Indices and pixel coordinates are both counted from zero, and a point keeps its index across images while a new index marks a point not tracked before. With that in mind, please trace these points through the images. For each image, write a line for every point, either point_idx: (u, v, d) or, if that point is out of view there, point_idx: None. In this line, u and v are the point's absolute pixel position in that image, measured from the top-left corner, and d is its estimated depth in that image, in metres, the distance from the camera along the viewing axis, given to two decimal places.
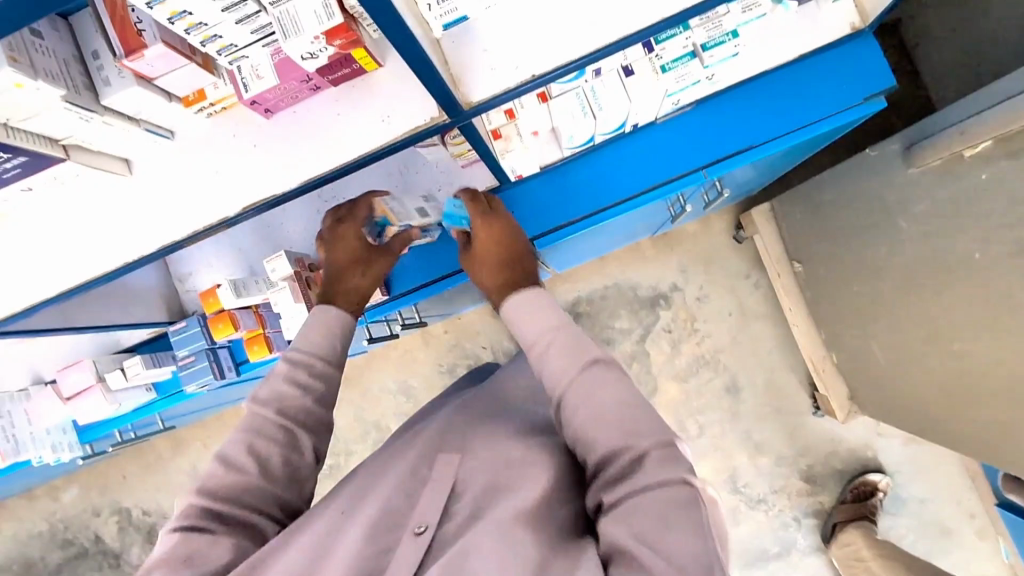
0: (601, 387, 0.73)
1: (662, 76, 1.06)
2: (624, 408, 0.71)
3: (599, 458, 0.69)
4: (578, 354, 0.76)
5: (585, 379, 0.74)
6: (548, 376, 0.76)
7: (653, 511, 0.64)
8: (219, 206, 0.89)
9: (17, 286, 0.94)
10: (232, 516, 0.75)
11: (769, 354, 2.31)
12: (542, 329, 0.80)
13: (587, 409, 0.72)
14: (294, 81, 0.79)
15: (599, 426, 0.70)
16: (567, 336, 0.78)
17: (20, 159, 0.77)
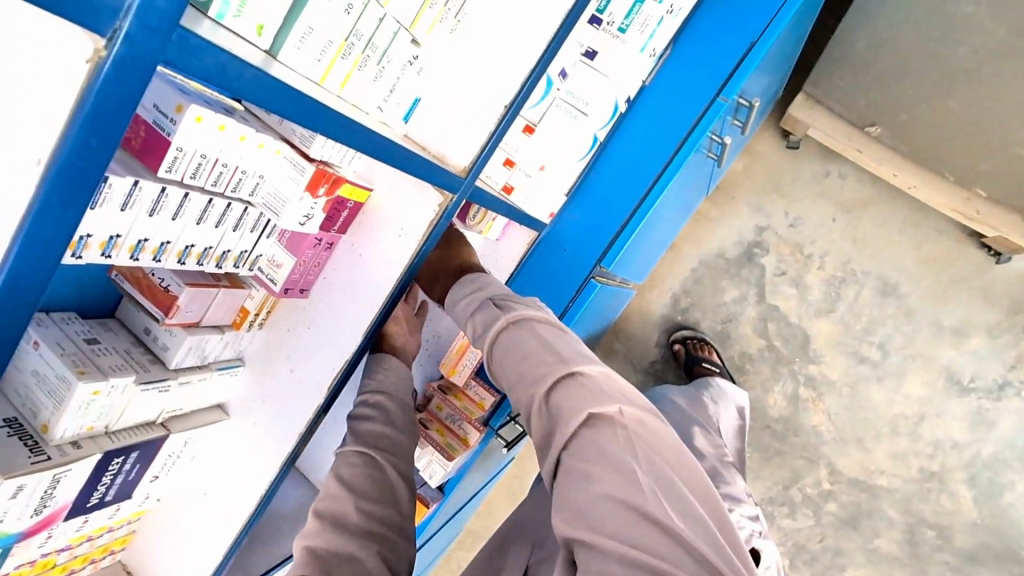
0: (511, 343, 0.70)
1: (625, 37, 1.00)
2: (526, 356, 0.68)
3: (524, 420, 0.67)
4: (493, 322, 0.74)
5: (498, 345, 0.72)
6: (477, 348, 0.76)
7: (577, 464, 0.58)
8: (310, 396, 0.88)
9: (194, 562, 0.97)
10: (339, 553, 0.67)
11: (903, 233, 2.01)
12: (468, 314, 0.79)
13: (502, 370, 0.70)
14: (309, 249, 0.79)
15: (515, 385, 0.67)
16: (522, 348, 0.69)
17: (134, 457, 0.78)
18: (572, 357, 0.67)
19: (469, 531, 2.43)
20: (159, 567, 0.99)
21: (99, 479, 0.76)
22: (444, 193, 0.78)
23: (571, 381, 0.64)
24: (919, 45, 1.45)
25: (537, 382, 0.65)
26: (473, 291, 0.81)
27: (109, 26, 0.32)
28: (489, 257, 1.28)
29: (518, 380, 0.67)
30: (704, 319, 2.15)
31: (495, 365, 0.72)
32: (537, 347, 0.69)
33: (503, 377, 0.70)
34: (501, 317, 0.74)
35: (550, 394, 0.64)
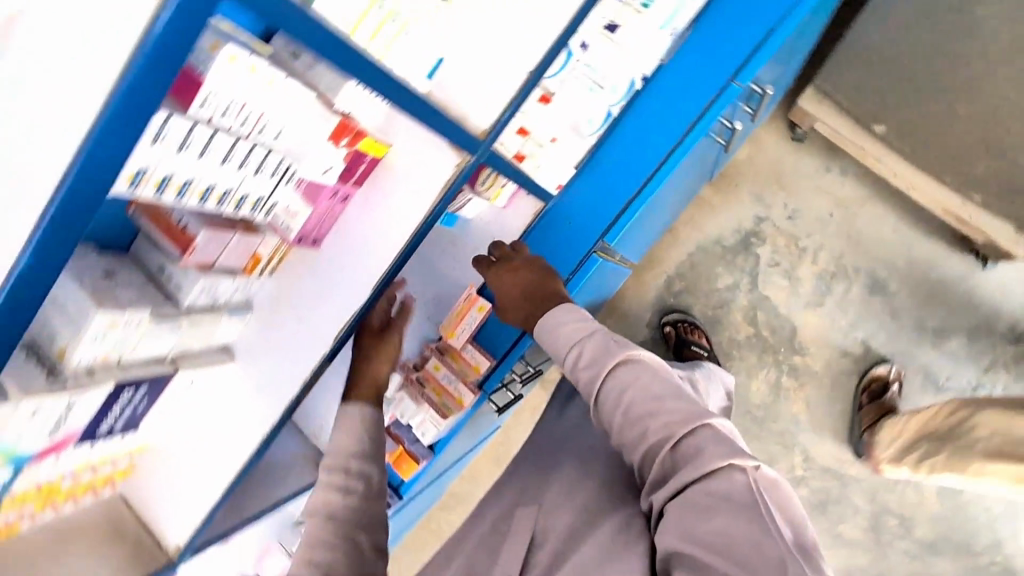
0: (632, 382, 0.79)
1: (647, 12, 1.00)
2: (654, 398, 0.76)
3: (641, 455, 0.76)
4: (608, 355, 0.82)
5: (616, 378, 0.80)
6: (583, 381, 0.83)
7: (699, 500, 0.68)
8: (315, 344, 0.91)
9: (189, 499, 0.99)
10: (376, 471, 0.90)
11: (896, 234, 2.06)
12: (567, 345, 0.86)
13: (623, 404, 0.78)
14: (324, 199, 0.82)
15: (637, 424, 0.76)
16: (643, 387, 0.78)
17: (143, 390, 0.80)
18: (696, 406, 0.75)
19: (450, 494, 2.50)
20: (157, 501, 1.02)
21: (110, 408, 0.78)
22: (462, 154, 0.79)
23: (702, 429, 0.73)
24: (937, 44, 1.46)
25: (670, 426, 0.73)
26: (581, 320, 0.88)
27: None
28: (496, 223, 1.26)
29: (641, 416, 0.76)
30: (697, 304, 2.19)
31: (610, 398, 0.79)
32: (658, 390, 0.77)
33: (620, 409, 0.78)
34: (619, 351, 0.82)
35: (680, 438, 0.73)
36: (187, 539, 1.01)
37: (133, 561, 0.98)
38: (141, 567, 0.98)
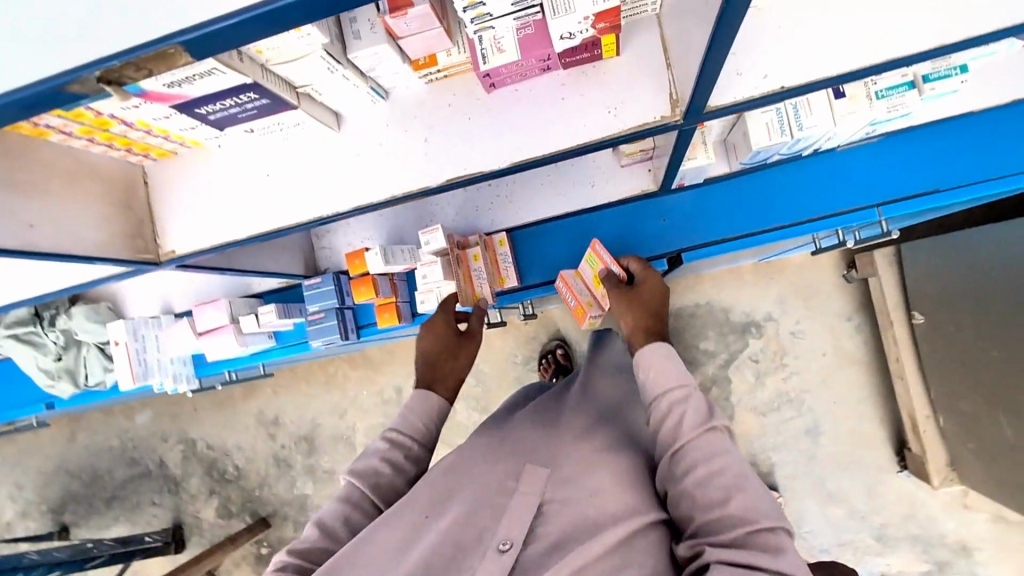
0: (719, 450, 0.76)
1: (876, 104, 1.00)
2: (738, 480, 0.73)
3: (713, 515, 0.71)
4: (704, 419, 0.79)
5: (703, 444, 0.76)
6: (671, 423, 0.80)
7: None
8: (422, 172, 0.87)
9: (209, 223, 0.91)
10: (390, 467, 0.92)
11: (859, 402, 2.18)
12: (674, 383, 0.83)
13: (694, 472, 0.74)
14: (535, 58, 0.77)
15: (718, 490, 0.72)
16: (733, 462, 0.75)
17: (262, 102, 0.74)
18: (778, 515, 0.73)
19: (365, 355, 2.57)
20: (173, 200, 0.93)
21: (225, 98, 0.71)
22: (676, 111, 0.78)
23: (783, 533, 0.70)
24: None
25: (755, 511, 0.70)
26: (681, 372, 0.84)
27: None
28: (604, 173, 1.28)
29: (733, 490, 0.72)
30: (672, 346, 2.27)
31: (683, 464, 0.76)
32: (744, 472, 0.74)
33: (706, 473, 0.73)
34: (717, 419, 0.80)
35: (761, 530, 0.69)
36: (188, 253, 0.92)
37: (127, 238, 0.89)
38: (131, 247, 0.90)
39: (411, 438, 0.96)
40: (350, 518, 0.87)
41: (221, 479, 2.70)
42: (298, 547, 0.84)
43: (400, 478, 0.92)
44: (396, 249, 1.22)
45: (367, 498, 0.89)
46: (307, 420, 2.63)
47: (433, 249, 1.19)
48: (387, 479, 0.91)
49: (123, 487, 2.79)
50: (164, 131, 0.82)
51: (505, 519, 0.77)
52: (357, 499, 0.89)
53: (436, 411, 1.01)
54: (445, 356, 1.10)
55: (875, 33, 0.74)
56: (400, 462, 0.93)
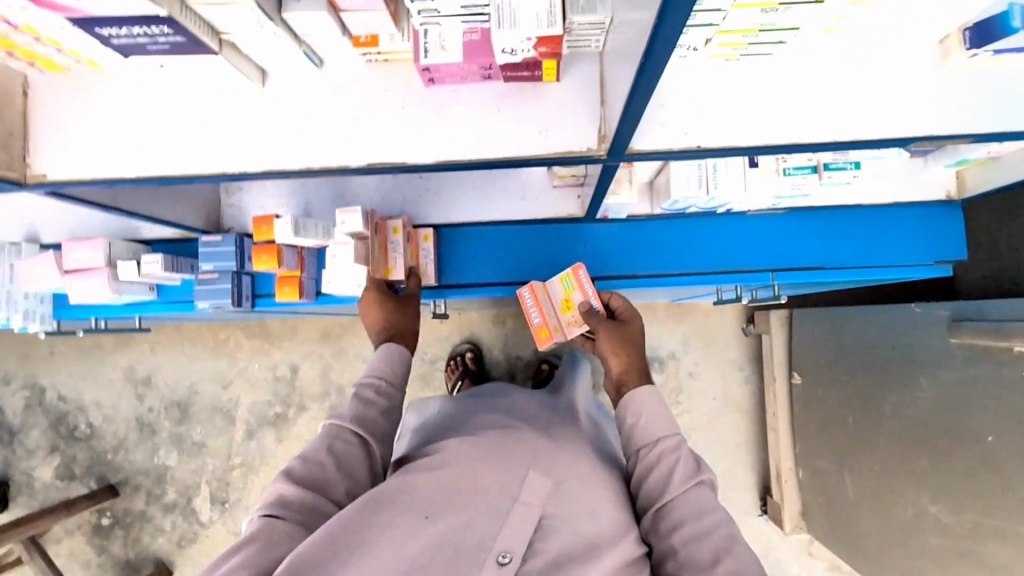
0: (704, 502, 0.84)
1: (782, 178, 1.13)
2: (727, 543, 0.78)
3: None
4: (692, 471, 0.87)
5: (694, 496, 0.84)
6: (663, 474, 0.87)
7: None
8: (346, 153, 0.83)
9: (98, 150, 0.83)
10: (364, 414, 0.95)
11: (736, 447, 2.31)
12: (667, 431, 0.92)
13: (682, 528, 0.80)
14: (476, 64, 0.77)
15: (710, 552, 0.77)
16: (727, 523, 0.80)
17: (175, 39, 0.68)
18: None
19: (263, 326, 2.43)
20: (57, 121, 0.82)
21: (131, 26, 0.65)
22: (602, 145, 0.81)
23: None
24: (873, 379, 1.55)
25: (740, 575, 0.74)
26: (672, 426, 0.93)
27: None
28: (535, 189, 1.30)
29: (723, 549, 0.77)
30: None
31: (673, 518, 0.82)
32: (733, 535, 0.79)
33: (707, 533, 0.79)
34: (704, 471, 0.88)
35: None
36: (63, 180, 0.82)
37: None
38: None
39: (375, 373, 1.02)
40: (333, 447, 0.88)
41: (68, 435, 2.44)
42: (283, 483, 0.83)
43: (373, 410, 0.96)
44: (309, 223, 1.16)
45: (345, 430, 0.91)
46: (185, 385, 2.45)
47: (349, 229, 1.12)
48: (362, 411, 0.95)
49: None
50: (56, 43, 0.73)
51: (507, 530, 0.77)
52: (335, 431, 0.91)
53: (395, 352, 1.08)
54: (397, 316, 1.17)
55: (786, 108, 0.80)
56: (371, 396, 0.98)
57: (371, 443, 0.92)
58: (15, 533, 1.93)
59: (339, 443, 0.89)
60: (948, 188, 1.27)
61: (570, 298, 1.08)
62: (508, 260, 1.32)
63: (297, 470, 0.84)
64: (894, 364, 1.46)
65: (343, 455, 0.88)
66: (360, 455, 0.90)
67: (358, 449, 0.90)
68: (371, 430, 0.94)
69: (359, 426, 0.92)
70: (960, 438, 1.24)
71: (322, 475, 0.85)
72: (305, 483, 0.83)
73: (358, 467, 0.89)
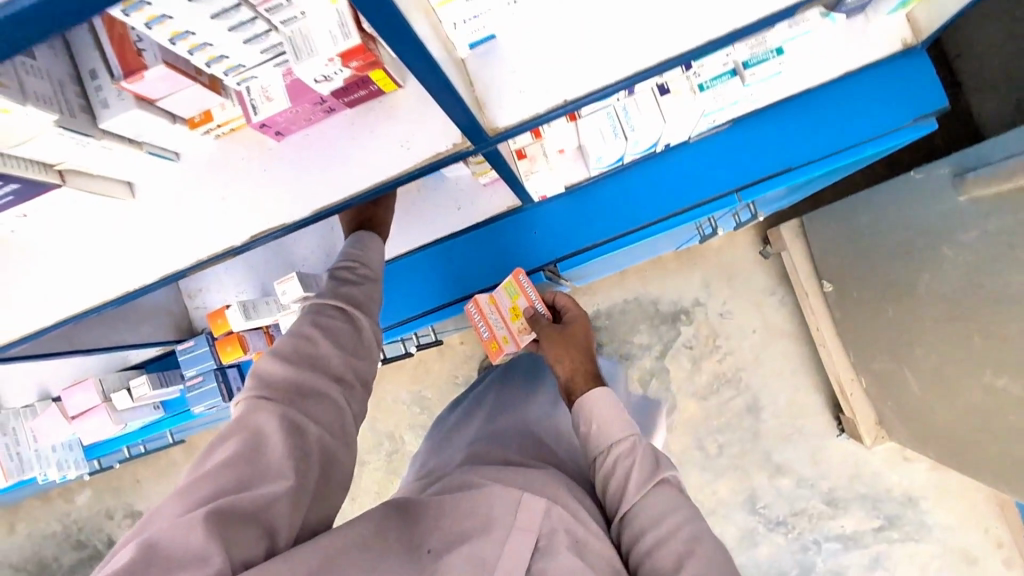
0: (666, 504, 0.83)
1: (700, 95, 1.03)
2: (690, 543, 0.78)
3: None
4: (649, 472, 0.86)
5: (654, 500, 0.83)
6: (621, 483, 0.87)
7: None
8: (225, 235, 0.83)
9: (13, 309, 0.85)
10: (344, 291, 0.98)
11: (794, 372, 2.16)
12: (621, 434, 0.91)
13: (645, 536, 0.80)
14: (307, 103, 0.74)
15: (673, 556, 0.77)
16: (691, 524, 0.80)
17: (11, 188, 0.69)
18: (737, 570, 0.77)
19: None
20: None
21: None
22: (466, 138, 0.76)
23: None
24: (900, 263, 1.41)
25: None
26: (627, 428, 0.92)
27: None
28: (466, 195, 1.23)
29: (688, 549, 0.77)
30: (607, 345, 2.25)
31: (639, 524, 0.82)
32: (699, 534, 0.79)
33: (670, 535, 0.79)
34: (663, 472, 0.87)
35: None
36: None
37: None
38: None
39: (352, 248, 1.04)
40: (318, 320, 0.93)
41: None
42: (272, 360, 0.87)
43: (352, 287, 0.99)
44: (259, 302, 1.17)
45: (327, 305, 0.95)
46: None
47: (291, 297, 1.12)
48: (341, 288, 0.98)
49: (71, 572, 2.66)
50: None
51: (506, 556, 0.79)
52: (315, 308, 0.95)
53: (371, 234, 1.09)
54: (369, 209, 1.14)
55: (639, 31, 0.74)
56: (349, 275, 1.00)
57: (352, 312, 0.96)
58: None
59: (320, 319, 0.93)
60: (903, 36, 1.12)
61: (516, 306, 1.19)
62: (457, 275, 1.32)
63: (286, 346, 0.88)
64: (917, 242, 1.31)
65: (327, 330, 0.92)
66: (346, 327, 0.95)
67: (339, 321, 0.94)
68: (352, 301, 0.98)
69: (338, 297, 0.96)
70: (1005, 298, 1.10)
71: (312, 348, 0.89)
72: (295, 357, 0.87)
73: (349, 340, 0.94)
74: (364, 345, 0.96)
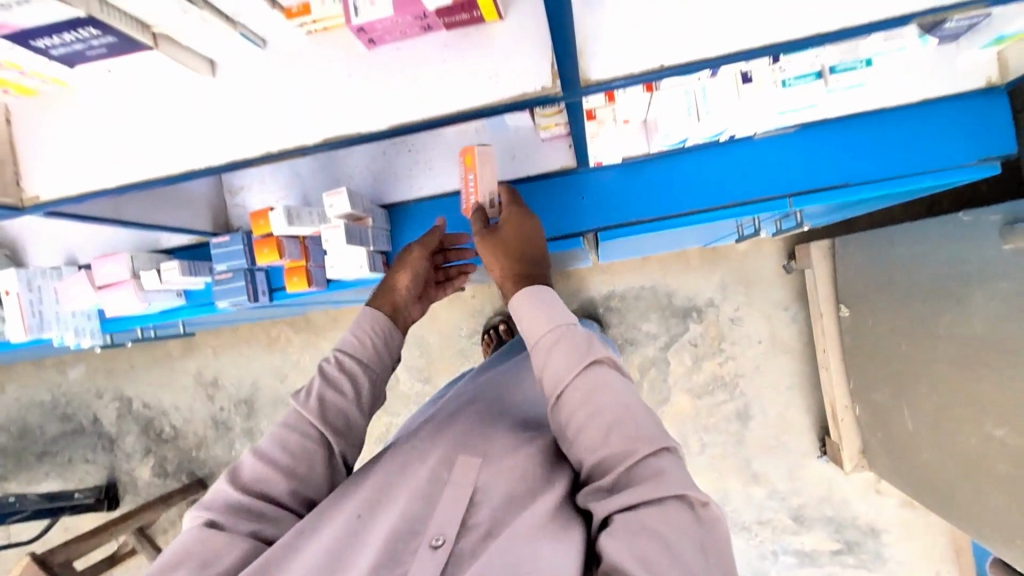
0: (602, 389, 0.75)
1: (781, 90, 1.05)
2: (618, 417, 0.73)
3: (596, 464, 0.73)
4: (581, 353, 0.78)
5: (583, 379, 0.76)
6: (553, 370, 0.78)
7: (648, 524, 0.66)
8: (299, 129, 0.83)
9: (78, 164, 0.86)
10: (375, 344, 0.95)
11: (790, 388, 2.20)
12: (553, 323, 0.81)
13: (576, 418, 0.74)
14: (409, 16, 0.74)
15: (604, 430, 0.73)
16: (620, 403, 0.74)
17: (107, 40, 0.70)
18: (665, 432, 0.73)
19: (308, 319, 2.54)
20: (39, 144, 0.87)
21: (62, 32, 0.67)
22: (555, 83, 0.76)
23: (667, 456, 0.71)
24: (925, 302, 1.43)
25: (635, 447, 0.71)
26: (561, 311, 0.82)
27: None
28: (523, 145, 1.24)
29: (614, 423, 0.73)
30: (614, 327, 2.28)
31: (568, 407, 0.76)
32: (626, 411, 0.74)
33: (600, 416, 0.73)
34: (597, 350, 0.78)
35: (641, 458, 0.70)
36: (56, 199, 0.87)
37: None
38: None
39: (355, 355, 0.92)
40: (349, 383, 0.90)
41: (157, 437, 2.66)
42: (306, 416, 0.85)
43: (384, 345, 0.96)
44: (303, 210, 1.18)
45: (308, 423, 0.85)
46: (248, 382, 2.60)
47: (338, 212, 1.14)
48: (374, 349, 0.94)
49: (55, 442, 2.72)
50: (15, 65, 0.75)
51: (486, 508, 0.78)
52: (294, 422, 0.85)
53: (375, 322, 0.96)
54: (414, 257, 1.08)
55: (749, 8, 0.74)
56: (383, 330, 0.96)
57: (329, 440, 0.85)
58: (126, 525, 2.15)
59: (294, 440, 0.83)
60: (989, 75, 1.10)
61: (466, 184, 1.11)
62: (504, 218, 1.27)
63: (247, 469, 0.82)
64: (949, 283, 1.33)
65: (301, 458, 0.83)
66: (377, 380, 0.93)
67: (315, 446, 0.84)
68: (334, 425, 0.86)
69: (324, 423, 0.85)
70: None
71: (313, 443, 0.84)
72: (249, 485, 0.81)
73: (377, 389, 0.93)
74: (332, 475, 0.86)
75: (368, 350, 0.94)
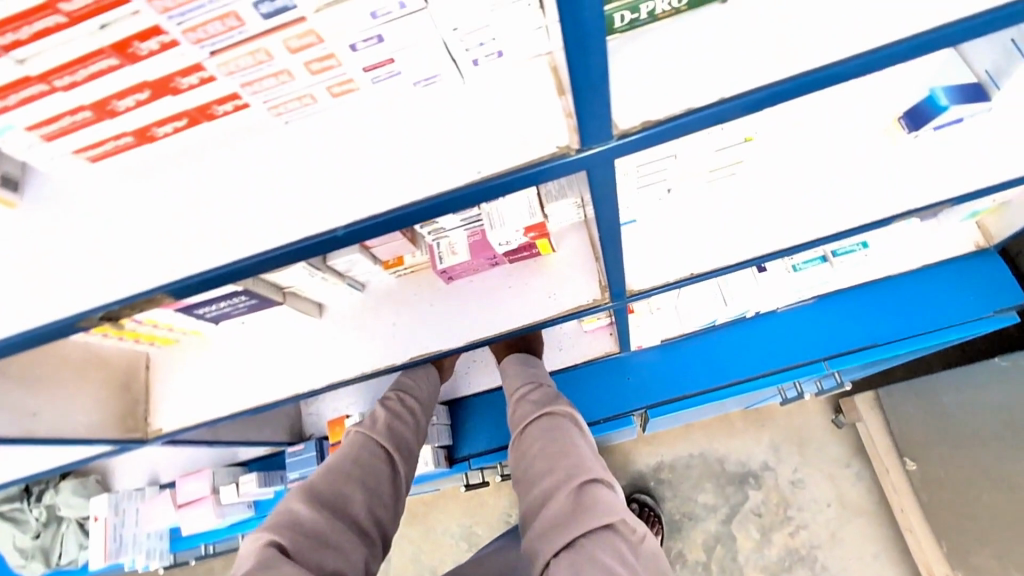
0: (556, 428, 0.85)
1: (794, 273, 1.22)
2: (564, 449, 0.81)
3: (538, 495, 0.76)
4: (544, 403, 0.92)
5: (542, 423, 0.87)
6: (521, 414, 0.92)
7: (591, 554, 0.65)
8: (390, 352, 0.97)
9: (200, 399, 1.00)
10: (423, 386, 1.14)
11: (876, 559, 2.00)
12: (524, 383, 1.00)
13: (530, 450, 0.84)
14: (482, 258, 0.92)
15: (550, 458, 0.80)
16: (569, 440, 0.82)
17: (251, 302, 0.88)
18: (607, 471, 0.78)
19: None
20: (170, 385, 1.02)
21: (220, 301, 0.85)
22: (604, 295, 0.92)
23: (606, 488, 0.75)
24: None
25: (574, 470, 0.76)
26: (536, 378, 1.00)
27: (591, 142, 0.50)
28: (569, 337, 1.36)
29: (558, 454, 0.80)
30: (670, 501, 2.18)
31: (525, 443, 0.86)
32: (572, 448, 0.81)
33: (550, 446, 0.82)
34: (558, 401, 0.92)
35: (578, 483, 0.74)
36: (176, 431, 0.99)
37: (119, 419, 0.97)
38: (121, 428, 0.97)
39: (410, 394, 1.09)
40: (403, 416, 1.04)
41: None
42: (374, 437, 0.96)
43: (425, 385, 1.14)
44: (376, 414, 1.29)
45: (374, 443, 0.95)
46: None
47: None
48: (419, 387, 1.13)
49: None
50: (170, 325, 0.93)
51: None
52: (362, 443, 0.94)
53: (425, 371, 1.17)
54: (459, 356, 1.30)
55: (756, 225, 0.92)
56: (424, 374, 1.16)
57: (395, 458, 0.95)
58: None
59: (366, 458, 0.91)
60: (975, 239, 1.26)
61: None
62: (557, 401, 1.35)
63: (321, 483, 0.83)
64: None
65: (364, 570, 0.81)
66: (422, 415, 1.08)
67: (382, 464, 0.92)
68: (396, 445, 0.98)
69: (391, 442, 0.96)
70: None
71: (382, 468, 0.91)
72: (328, 502, 0.80)
73: (425, 419, 1.09)
74: (397, 496, 0.90)
75: (415, 386, 1.12)
